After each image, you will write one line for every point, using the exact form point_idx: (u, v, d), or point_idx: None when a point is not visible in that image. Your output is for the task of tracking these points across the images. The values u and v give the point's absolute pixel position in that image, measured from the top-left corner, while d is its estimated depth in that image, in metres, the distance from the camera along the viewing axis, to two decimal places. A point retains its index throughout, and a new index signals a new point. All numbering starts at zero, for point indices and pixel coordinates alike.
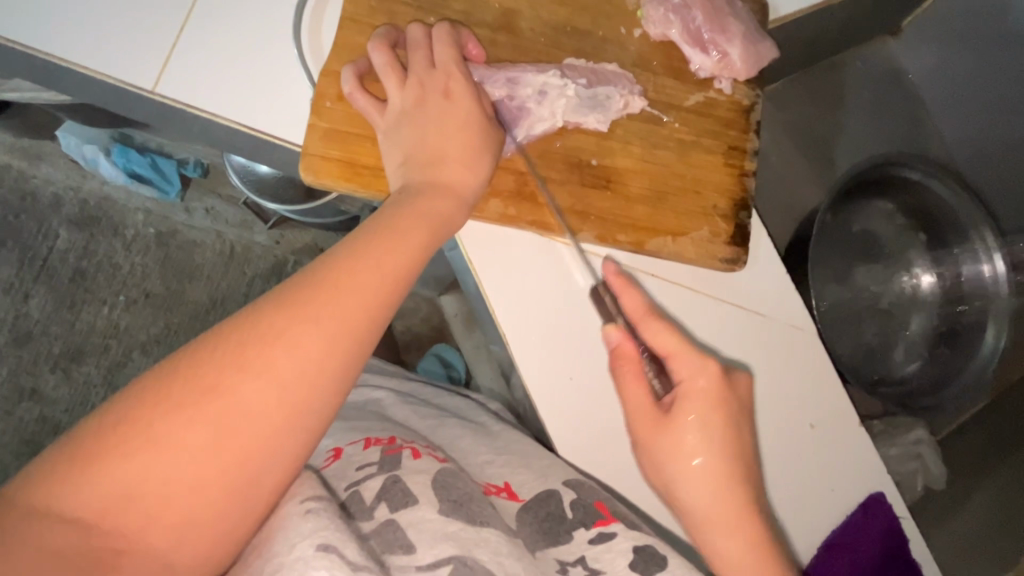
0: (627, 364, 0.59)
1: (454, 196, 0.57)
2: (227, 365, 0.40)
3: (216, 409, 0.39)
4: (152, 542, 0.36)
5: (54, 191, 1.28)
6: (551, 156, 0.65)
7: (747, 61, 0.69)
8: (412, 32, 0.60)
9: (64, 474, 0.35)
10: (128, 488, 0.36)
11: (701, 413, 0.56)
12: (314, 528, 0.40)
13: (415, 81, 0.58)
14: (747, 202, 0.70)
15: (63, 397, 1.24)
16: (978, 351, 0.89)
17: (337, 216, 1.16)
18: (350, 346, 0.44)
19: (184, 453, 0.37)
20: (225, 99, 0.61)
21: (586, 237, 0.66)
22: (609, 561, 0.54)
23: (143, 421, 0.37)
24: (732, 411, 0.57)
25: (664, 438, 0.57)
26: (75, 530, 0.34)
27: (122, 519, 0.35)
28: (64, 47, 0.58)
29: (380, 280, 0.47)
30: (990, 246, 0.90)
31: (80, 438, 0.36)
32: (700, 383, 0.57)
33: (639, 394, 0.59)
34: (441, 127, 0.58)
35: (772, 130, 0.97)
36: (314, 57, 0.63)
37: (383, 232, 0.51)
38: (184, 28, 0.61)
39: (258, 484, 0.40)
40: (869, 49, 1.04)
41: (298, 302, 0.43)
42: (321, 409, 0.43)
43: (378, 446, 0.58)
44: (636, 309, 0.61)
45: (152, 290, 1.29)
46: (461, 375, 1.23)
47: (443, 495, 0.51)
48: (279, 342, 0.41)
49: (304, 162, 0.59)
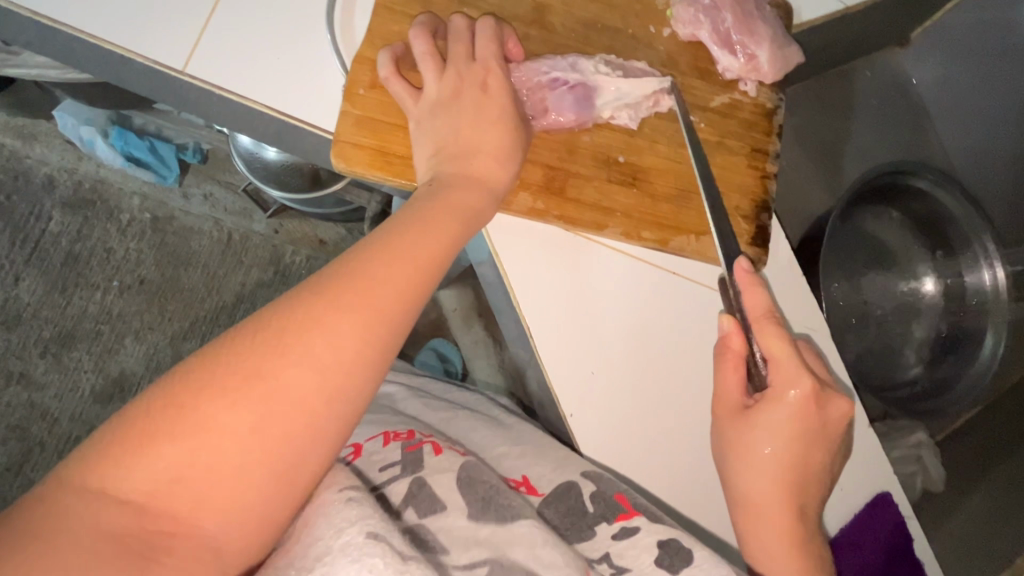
0: (730, 355, 0.61)
1: (485, 191, 0.57)
2: (269, 349, 0.40)
3: (260, 393, 0.38)
4: (201, 525, 0.36)
5: (48, 172, 1.26)
6: (579, 151, 0.65)
7: (774, 64, 0.69)
8: (453, 23, 0.60)
9: (113, 457, 0.35)
10: (174, 471, 0.35)
11: (776, 425, 0.57)
12: (360, 514, 0.40)
13: (452, 72, 0.58)
14: (769, 203, 0.71)
15: (52, 382, 1.22)
16: (977, 357, 0.94)
17: (340, 205, 1.16)
18: (387, 334, 0.44)
19: (229, 438, 0.37)
20: (255, 82, 0.60)
21: (612, 233, 0.66)
22: (634, 558, 0.55)
23: (188, 405, 0.37)
24: (810, 430, 0.57)
25: (743, 436, 0.58)
26: (126, 512, 0.34)
27: (169, 503, 0.35)
28: (92, 24, 0.58)
29: (414, 270, 0.47)
30: (990, 255, 0.94)
31: (125, 422, 0.36)
32: (791, 393, 0.57)
33: (732, 386, 0.61)
34: (475, 121, 0.58)
35: (787, 136, 0.97)
36: (346, 43, 0.62)
37: (416, 224, 0.51)
38: (215, 8, 0.60)
39: (298, 471, 0.40)
40: (879, 59, 1.05)
41: (335, 290, 0.43)
42: (358, 396, 0.42)
43: (398, 442, 0.58)
44: (754, 305, 0.61)
45: (147, 276, 1.27)
46: (457, 369, 1.25)
47: (470, 494, 0.52)
48: (319, 327, 0.41)
49: (336, 148, 0.59)
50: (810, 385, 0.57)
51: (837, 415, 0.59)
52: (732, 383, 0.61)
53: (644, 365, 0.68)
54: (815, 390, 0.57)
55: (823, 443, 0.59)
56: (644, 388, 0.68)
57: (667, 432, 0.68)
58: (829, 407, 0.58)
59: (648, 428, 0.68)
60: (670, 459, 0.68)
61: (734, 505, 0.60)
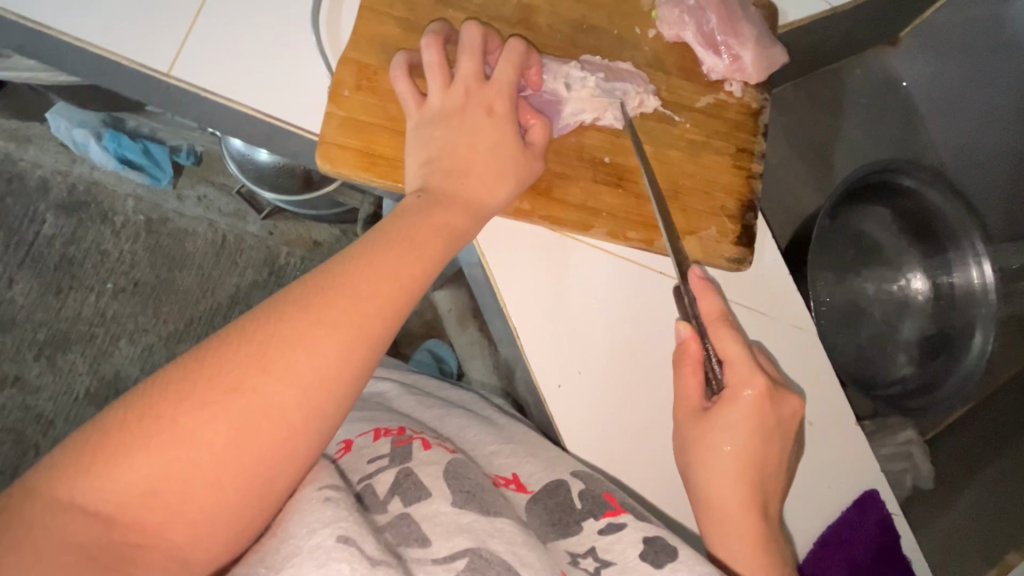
0: (688, 360, 0.62)
1: (472, 208, 0.56)
2: (250, 365, 0.40)
3: (238, 408, 0.39)
4: (171, 537, 0.36)
5: (41, 174, 1.26)
6: (565, 152, 0.65)
7: (758, 64, 0.70)
8: (467, 31, 0.58)
9: (88, 465, 0.35)
10: (148, 482, 0.36)
11: (736, 423, 0.58)
12: (333, 517, 0.41)
13: (461, 88, 0.57)
14: (754, 203, 0.71)
15: (46, 385, 1.22)
16: (967, 354, 0.93)
17: (333, 207, 1.17)
18: (367, 353, 0.44)
19: (205, 451, 0.37)
20: (241, 84, 0.60)
21: (598, 233, 0.66)
22: (620, 552, 0.55)
23: (166, 417, 0.37)
24: (764, 430, 0.58)
25: (704, 437, 0.59)
26: (96, 524, 0.34)
27: (141, 513, 0.35)
28: (78, 27, 0.58)
29: (397, 287, 0.47)
30: (978, 252, 0.94)
31: (102, 431, 0.36)
32: (748, 392, 0.58)
33: (693, 390, 0.61)
34: (472, 141, 0.57)
35: (775, 135, 0.98)
36: (332, 45, 0.63)
37: (399, 237, 0.50)
38: (201, 11, 0.60)
39: (270, 486, 0.40)
40: (869, 59, 1.05)
41: (318, 306, 0.43)
42: (335, 413, 0.43)
43: (388, 437, 0.58)
44: (709, 309, 0.63)
45: (141, 279, 1.27)
46: (452, 368, 1.25)
47: (455, 485, 0.52)
48: (300, 344, 0.41)
49: (321, 150, 0.59)
50: (763, 384, 0.58)
51: (790, 412, 0.61)
52: (694, 387, 0.61)
53: (631, 365, 0.69)
54: (769, 389, 0.58)
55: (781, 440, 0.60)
56: (631, 387, 0.69)
57: (653, 431, 0.69)
58: (783, 405, 0.60)
59: (636, 428, 0.69)
60: (656, 456, 0.69)
61: (697, 503, 0.60)
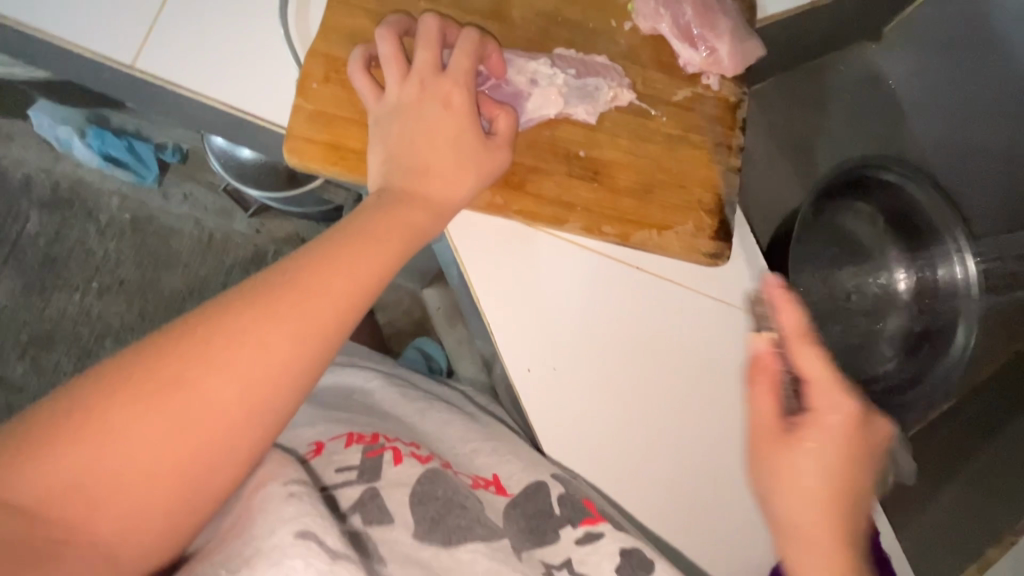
0: (764, 372, 0.53)
1: (434, 207, 0.55)
2: (190, 358, 0.39)
3: (176, 400, 0.38)
4: (99, 533, 0.35)
5: (25, 172, 1.25)
6: (540, 146, 0.65)
7: (734, 58, 0.69)
8: (424, 23, 0.57)
9: (14, 456, 0.34)
10: (76, 475, 0.35)
11: (824, 448, 0.51)
12: (294, 513, 0.40)
13: (415, 82, 0.56)
14: (732, 197, 0.71)
15: (30, 385, 1.20)
16: (949, 351, 0.91)
17: (319, 205, 1.16)
18: (317, 348, 0.43)
19: (139, 444, 0.37)
20: (208, 77, 0.59)
21: (573, 228, 0.66)
22: (596, 565, 0.55)
23: (98, 409, 0.36)
24: (857, 456, 0.51)
25: (788, 462, 0.51)
26: (17, 517, 0.33)
27: (67, 508, 0.35)
28: (41, 19, 0.57)
29: (352, 282, 0.46)
30: (961, 246, 0.91)
31: (32, 421, 0.35)
32: (836, 417, 0.52)
33: (770, 406, 0.53)
34: (430, 138, 0.56)
35: (755, 130, 0.98)
36: (301, 37, 0.62)
37: (356, 232, 0.50)
38: (167, 2, 0.59)
39: (208, 482, 0.39)
40: (855, 53, 1.04)
41: (267, 298, 0.43)
42: (282, 409, 0.42)
43: (360, 445, 0.57)
44: (792, 324, 0.53)
45: (126, 277, 1.26)
46: (441, 367, 1.21)
47: (419, 511, 0.52)
48: (245, 337, 0.41)
49: (288, 144, 0.58)
50: (852, 410, 0.51)
51: (878, 438, 0.54)
52: (773, 403, 0.53)
53: (606, 361, 0.68)
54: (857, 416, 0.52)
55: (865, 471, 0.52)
56: (607, 383, 0.68)
57: (631, 427, 0.69)
58: (874, 430, 0.53)
59: (612, 424, 0.68)
60: (634, 452, 0.69)
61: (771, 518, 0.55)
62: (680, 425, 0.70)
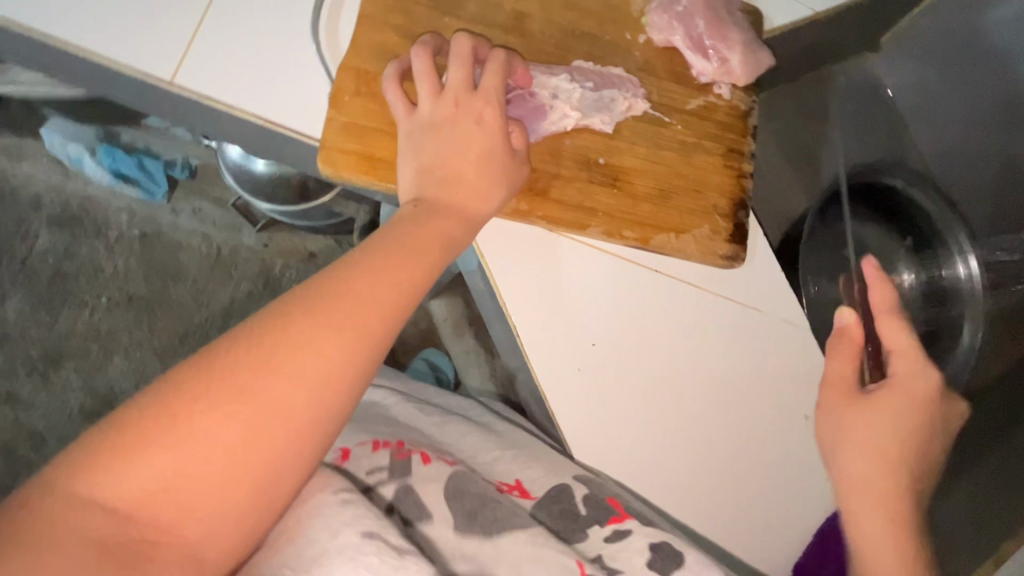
0: (848, 343, 0.66)
1: (465, 219, 0.57)
2: (261, 366, 0.41)
3: (250, 407, 0.40)
4: (184, 534, 0.37)
5: (35, 190, 1.26)
6: (561, 154, 0.67)
7: (745, 68, 0.72)
8: (459, 41, 0.60)
9: (100, 463, 0.36)
10: (162, 480, 0.37)
11: (888, 409, 0.62)
12: (355, 516, 0.46)
13: (449, 99, 0.58)
14: (746, 202, 0.73)
15: (40, 402, 1.21)
16: (958, 349, 0.95)
17: (329, 218, 1.17)
18: (374, 354, 0.45)
19: (218, 449, 0.38)
20: (244, 92, 0.61)
21: (594, 232, 0.68)
22: (626, 559, 0.57)
23: (178, 416, 0.38)
24: (901, 413, 0.62)
25: (856, 414, 0.63)
26: (112, 522, 0.35)
27: (154, 511, 0.36)
28: (81, 36, 0.59)
29: (400, 291, 0.48)
30: (964, 249, 0.95)
31: (111, 429, 0.37)
32: (919, 382, 0.63)
33: (843, 370, 0.65)
34: (461, 152, 0.58)
35: (764, 137, 1.00)
36: (332, 54, 0.64)
37: (404, 243, 0.52)
38: (204, 20, 0.62)
39: (278, 484, 0.41)
40: (852, 65, 1.08)
41: (327, 307, 0.44)
42: (344, 412, 0.44)
43: (388, 450, 0.59)
44: (881, 298, 0.67)
45: (136, 293, 1.27)
46: (449, 377, 1.24)
47: (457, 505, 0.55)
48: (309, 344, 0.42)
49: (322, 154, 0.60)
50: (931, 373, 0.63)
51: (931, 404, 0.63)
52: (842, 367, 0.65)
53: (628, 364, 0.70)
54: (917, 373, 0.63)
55: (923, 428, 0.62)
56: (629, 387, 0.70)
57: (651, 429, 0.71)
58: (927, 394, 0.63)
59: (636, 425, 0.70)
60: (652, 456, 0.71)
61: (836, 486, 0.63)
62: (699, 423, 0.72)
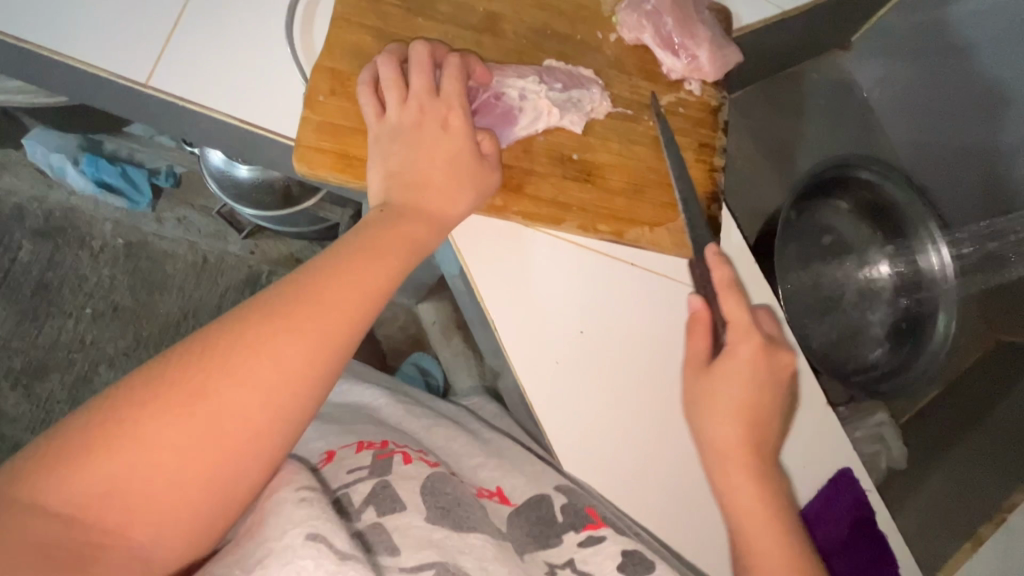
0: (698, 324, 0.66)
1: (433, 222, 0.58)
2: (212, 370, 0.41)
3: (202, 410, 0.40)
4: (133, 538, 0.37)
5: (18, 202, 1.26)
6: (534, 150, 0.68)
7: (714, 63, 0.73)
8: (415, 49, 0.61)
9: (51, 468, 0.36)
10: (111, 482, 0.37)
11: (732, 373, 0.61)
12: (305, 516, 0.42)
13: (414, 104, 0.60)
14: (718, 195, 0.75)
15: (23, 414, 1.20)
16: (931, 338, 0.97)
17: (314, 222, 1.18)
18: (333, 355, 0.46)
19: (168, 451, 0.39)
20: (220, 94, 0.62)
21: (569, 226, 0.69)
22: (598, 563, 0.58)
23: (130, 420, 0.38)
24: (765, 379, 0.61)
25: (708, 385, 0.62)
26: (57, 523, 0.35)
27: (104, 513, 0.36)
28: (56, 42, 0.60)
29: (359, 295, 0.49)
30: (935, 238, 0.99)
31: (63, 437, 0.37)
32: (743, 347, 0.61)
33: (697, 347, 0.65)
34: (429, 155, 0.60)
35: (738, 134, 1.01)
36: (306, 54, 0.65)
37: (366, 246, 0.52)
38: (179, 24, 0.62)
39: (234, 485, 0.41)
40: (824, 62, 1.10)
41: (283, 311, 0.45)
42: (301, 414, 0.44)
43: (371, 450, 0.60)
44: (718, 276, 0.64)
45: (120, 302, 1.27)
46: (438, 382, 1.22)
47: (431, 501, 0.54)
48: (264, 348, 0.43)
49: (298, 154, 0.61)
50: (757, 340, 0.61)
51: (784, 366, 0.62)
52: (698, 345, 0.65)
53: (602, 359, 0.71)
54: (763, 345, 0.61)
55: (776, 393, 0.62)
56: (603, 383, 0.71)
57: (630, 424, 0.71)
58: (777, 359, 0.62)
59: (613, 420, 0.71)
60: (630, 451, 0.71)
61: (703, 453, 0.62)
62: (674, 419, 0.72)
